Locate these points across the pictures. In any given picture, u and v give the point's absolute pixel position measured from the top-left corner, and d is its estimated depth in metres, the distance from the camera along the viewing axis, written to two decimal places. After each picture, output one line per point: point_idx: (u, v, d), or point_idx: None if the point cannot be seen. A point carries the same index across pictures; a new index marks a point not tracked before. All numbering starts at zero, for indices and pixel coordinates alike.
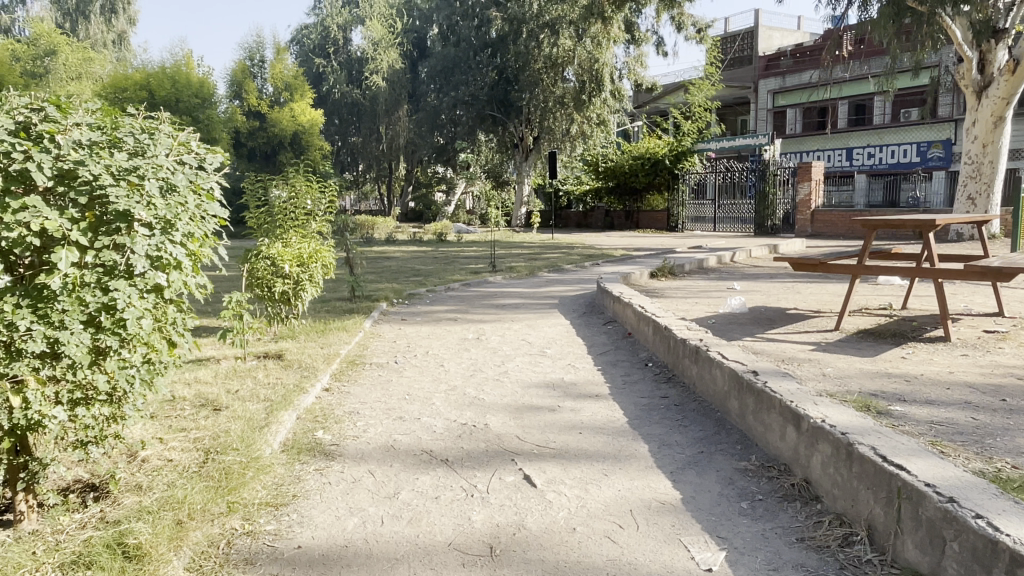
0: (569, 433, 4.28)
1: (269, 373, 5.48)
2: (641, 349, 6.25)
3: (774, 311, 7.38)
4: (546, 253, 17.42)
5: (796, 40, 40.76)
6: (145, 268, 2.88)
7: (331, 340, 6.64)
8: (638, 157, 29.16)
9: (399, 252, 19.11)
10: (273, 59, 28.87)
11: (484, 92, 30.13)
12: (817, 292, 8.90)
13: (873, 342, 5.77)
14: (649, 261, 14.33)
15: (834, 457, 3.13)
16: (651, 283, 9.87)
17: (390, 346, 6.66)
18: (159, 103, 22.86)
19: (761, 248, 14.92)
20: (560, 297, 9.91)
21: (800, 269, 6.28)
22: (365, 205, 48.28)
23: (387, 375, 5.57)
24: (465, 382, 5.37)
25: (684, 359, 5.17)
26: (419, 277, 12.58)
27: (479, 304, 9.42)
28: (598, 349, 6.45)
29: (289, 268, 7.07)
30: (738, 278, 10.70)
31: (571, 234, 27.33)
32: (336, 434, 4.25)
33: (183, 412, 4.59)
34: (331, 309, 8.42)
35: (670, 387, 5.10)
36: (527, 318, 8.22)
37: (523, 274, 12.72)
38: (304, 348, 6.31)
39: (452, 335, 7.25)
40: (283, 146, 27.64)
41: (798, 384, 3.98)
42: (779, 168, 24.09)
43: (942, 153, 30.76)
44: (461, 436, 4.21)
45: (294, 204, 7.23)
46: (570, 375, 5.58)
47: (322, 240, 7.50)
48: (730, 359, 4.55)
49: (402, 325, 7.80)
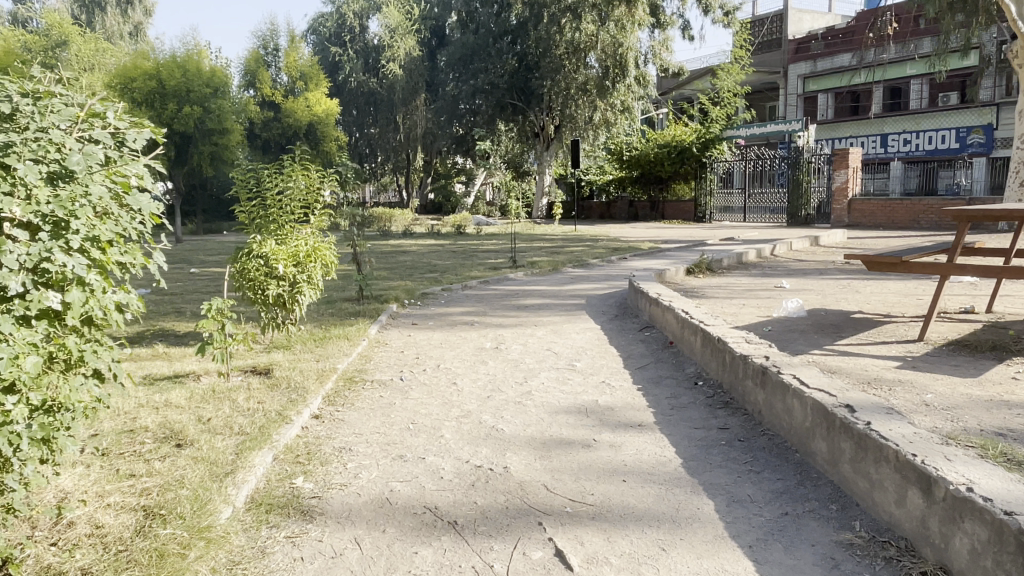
0: (610, 482, 3.40)
1: (255, 394, 4.69)
2: (687, 362, 5.36)
3: (836, 316, 6.41)
4: (570, 246, 16.50)
5: (828, 23, 39.27)
6: (25, 286, 2.10)
7: (331, 351, 5.82)
8: (664, 145, 27.91)
9: (416, 246, 18.30)
10: (288, 47, 28.12)
11: (503, 79, 29.22)
12: (878, 291, 7.89)
13: (969, 357, 4.79)
14: (681, 254, 13.37)
15: (992, 545, 2.23)
16: (687, 281, 8.93)
17: (396, 357, 5.82)
18: (169, 93, 22.03)
19: (802, 240, 13.86)
20: (586, 296, 9.01)
21: (876, 269, 5.32)
22: (385, 197, 47.56)
23: (388, 398, 4.73)
24: (479, 408, 4.50)
25: (747, 382, 4.26)
26: (435, 274, 11.75)
27: (498, 305, 8.53)
28: (636, 361, 5.57)
29: (283, 268, 6.26)
30: (783, 273, 9.69)
31: (595, 226, 26.34)
32: (318, 482, 3.41)
33: (140, 450, 3.83)
34: (336, 314, 7.61)
35: (731, 416, 4.19)
36: (552, 321, 7.33)
37: (546, 270, 11.82)
38: (300, 360, 5.50)
39: (467, 343, 6.39)
40: (299, 137, 26.96)
41: (912, 425, 3.06)
42: (812, 156, 23.00)
43: (983, 138, 29.47)
44: (475, 486, 3.35)
45: (291, 199, 6.41)
46: (605, 398, 4.69)
47: (322, 236, 6.69)
48: (810, 386, 3.64)
49: (412, 331, 6.95)
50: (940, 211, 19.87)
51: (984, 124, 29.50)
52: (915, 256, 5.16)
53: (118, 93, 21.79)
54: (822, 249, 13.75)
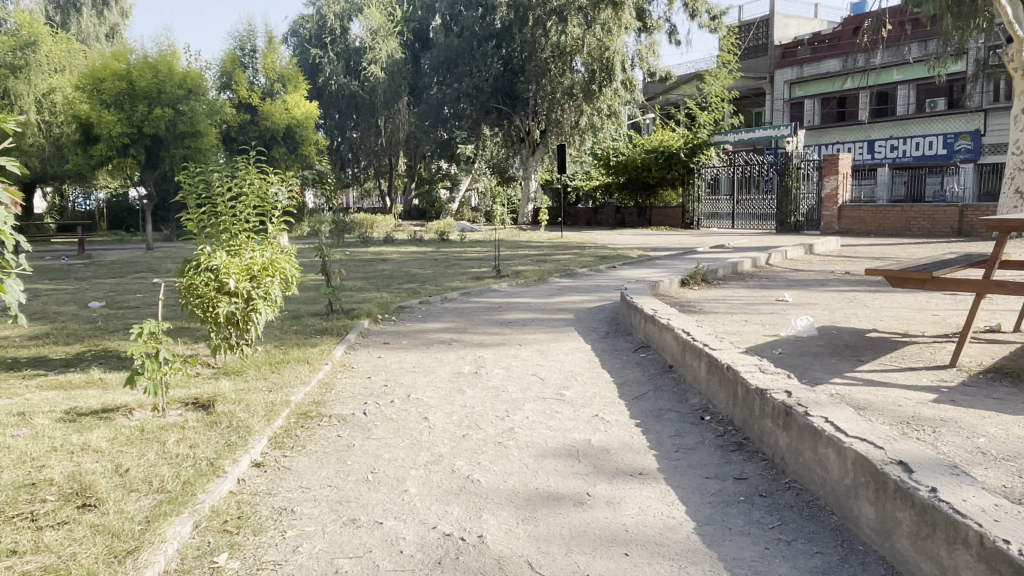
0: (610, 555, 2.75)
1: (190, 435, 4.00)
2: (691, 390, 4.74)
3: (851, 335, 5.81)
4: (557, 254, 15.90)
5: (814, 29, 39.15)
6: None
7: (288, 378, 5.15)
8: (651, 151, 27.36)
9: (397, 253, 17.58)
10: (266, 49, 27.33)
11: (489, 82, 28.71)
12: (888, 305, 7.31)
13: (1015, 388, 4.20)
14: (672, 264, 12.81)
15: None
16: (683, 294, 8.31)
17: (362, 385, 5.16)
18: (140, 94, 21.04)
19: (798, 248, 13.32)
20: (574, 310, 8.37)
21: (901, 283, 4.79)
22: (368, 203, 46.71)
23: (348, 438, 4.05)
24: (452, 451, 3.84)
25: (767, 421, 3.63)
26: (413, 285, 11.08)
27: (479, 320, 7.87)
28: (632, 388, 4.94)
29: (235, 283, 5.59)
30: (784, 285, 9.09)
31: (581, 232, 25.69)
32: (247, 560, 2.73)
33: (35, 510, 3.12)
34: (299, 333, 6.92)
35: (749, 464, 3.55)
36: (538, 339, 6.68)
37: (531, 280, 11.16)
38: (249, 391, 4.82)
39: (442, 366, 5.72)
40: (277, 141, 26.06)
41: (987, 491, 2.45)
42: (802, 162, 22.53)
43: (971, 144, 29.32)
44: (441, 564, 2.70)
45: (243, 206, 5.73)
46: (598, 437, 4.05)
47: (282, 247, 6.02)
48: (848, 432, 3.03)
49: (382, 352, 6.27)
50: (931, 217, 19.48)
51: (972, 130, 29.33)
52: (947, 272, 4.65)
53: (87, 94, 20.91)
54: (818, 258, 13.22)
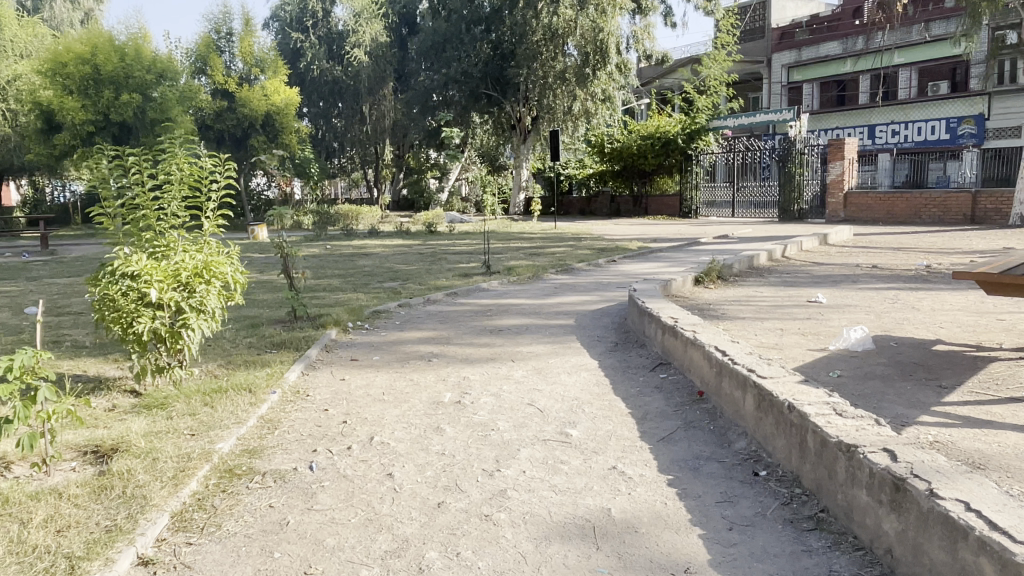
0: None
1: (64, 511, 2.93)
2: (734, 428, 3.72)
3: (915, 350, 4.77)
4: (551, 246, 14.86)
5: (811, 11, 38.11)
6: None
7: (223, 414, 4.10)
8: (647, 137, 26.14)
9: (381, 247, 16.45)
10: (243, 31, 25.55)
11: (477, 67, 27.43)
12: (940, 308, 6.28)
13: None
14: (677, 258, 11.81)
15: None
16: (698, 294, 7.27)
17: (316, 422, 4.09)
18: (105, 79, 19.93)
19: (812, 239, 12.35)
20: (575, 313, 7.31)
21: (1001, 292, 3.82)
22: (355, 194, 45.45)
23: (281, 512, 2.99)
24: (421, 534, 2.78)
25: (863, 494, 2.59)
26: (395, 283, 10.03)
27: (466, 328, 6.80)
28: (656, 424, 3.89)
29: (159, 292, 4.50)
30: (809, 282, 8.06)
31: (576, 223, 24.60)
32: None
33: None
34: (253, 349, 5.86)
35: (839, 560, 2.52)
36: (534, 353, 5.63)
37: (525, 277, 10.08)
38: (165, 436, 3.76)
39: (417, 392, 4.64)
40: (255, 129, 24.85)
41: None
42: (806, 147, 21.32)
43: (975, 128, 28.37)
44: None
45: (168, 198, 4.67)
46: (619, 505, 3.00)
47: (221, 246, 4.93)
48: (1013, 533, 1.99)
49: (348, 373, 5.21)
50: (943, 203, 18.57)
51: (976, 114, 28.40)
52: None
53: (48, 80, 19.57)
54: (835, 249, 12.21)
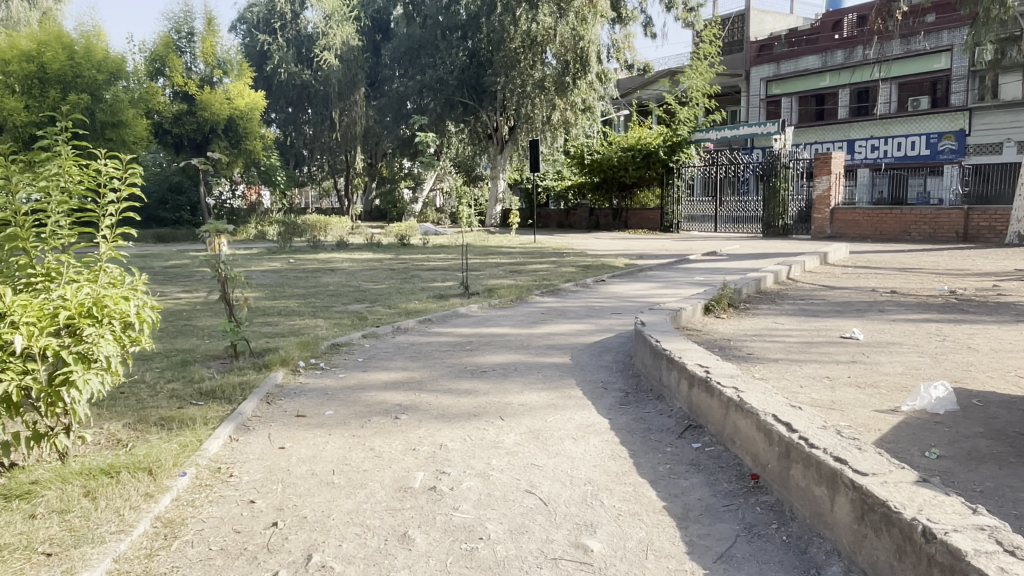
0: None
1: None
2: (818, 543, 2.69)
3: (1011, 412, 3.78)
4: (532, 263, 13.83)
5: (788, 25, 37.95)
6: None
7: (101, 516, 2.92)
8: (627, 149, 25.23)
9: (348, 262, 15.23)
10: (206, 31, 24.09)
11: (453, 75, 26.39)
12: (1001, 348, 5.34)
13: None
14: (671, 277, 10.87)
15: None
16: (711, 327, 6.27)
17: (234, 527, 2.93)
18: (51, 78, 18.56)
19: (813, 259, 11.51)
20: (570, 348, 6.24)
21: None
22: (326, 204, 44.04)
23: None
24: None
25: None
26: (360, 306, 8.88)
27: (442, 367, 5.68)
28: (708, 532, 2.83)
29: (29, 340, 3.31)
30: (832, 311, 7.11)
31: (557, 236, 23.64)
32: None
33: None
34: (173, 400, 4.67)
35: None
36: (526, 406, 4.53)
37: (508, 300, 9.01)
38: (7, 559, 2.58)
39: (380, 469, 3.53)
40: (216, 134, 23.49)
41: None
42: (790, 161, 20.79)
43: (955, 144, 28.08)
44: None
45: (49, 212, 3.53)
46: None
47: (121, 274, 3.79)
48: None
49: (291, 435, 4.07)
50: (934, 221, 17.94)
51: (956, 130, 28.08)
52: None
53: None
54: (839, 270, 11.35)
